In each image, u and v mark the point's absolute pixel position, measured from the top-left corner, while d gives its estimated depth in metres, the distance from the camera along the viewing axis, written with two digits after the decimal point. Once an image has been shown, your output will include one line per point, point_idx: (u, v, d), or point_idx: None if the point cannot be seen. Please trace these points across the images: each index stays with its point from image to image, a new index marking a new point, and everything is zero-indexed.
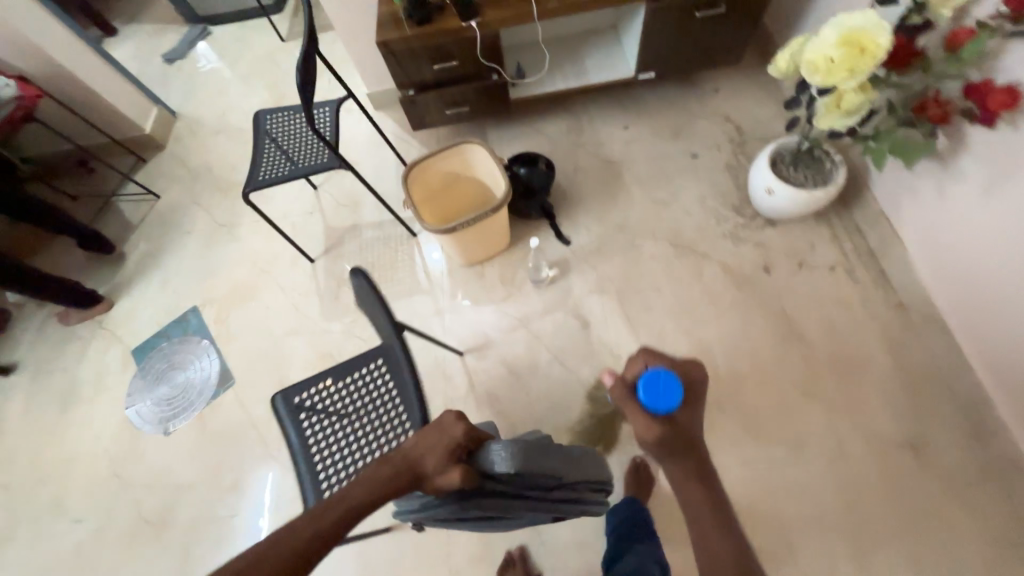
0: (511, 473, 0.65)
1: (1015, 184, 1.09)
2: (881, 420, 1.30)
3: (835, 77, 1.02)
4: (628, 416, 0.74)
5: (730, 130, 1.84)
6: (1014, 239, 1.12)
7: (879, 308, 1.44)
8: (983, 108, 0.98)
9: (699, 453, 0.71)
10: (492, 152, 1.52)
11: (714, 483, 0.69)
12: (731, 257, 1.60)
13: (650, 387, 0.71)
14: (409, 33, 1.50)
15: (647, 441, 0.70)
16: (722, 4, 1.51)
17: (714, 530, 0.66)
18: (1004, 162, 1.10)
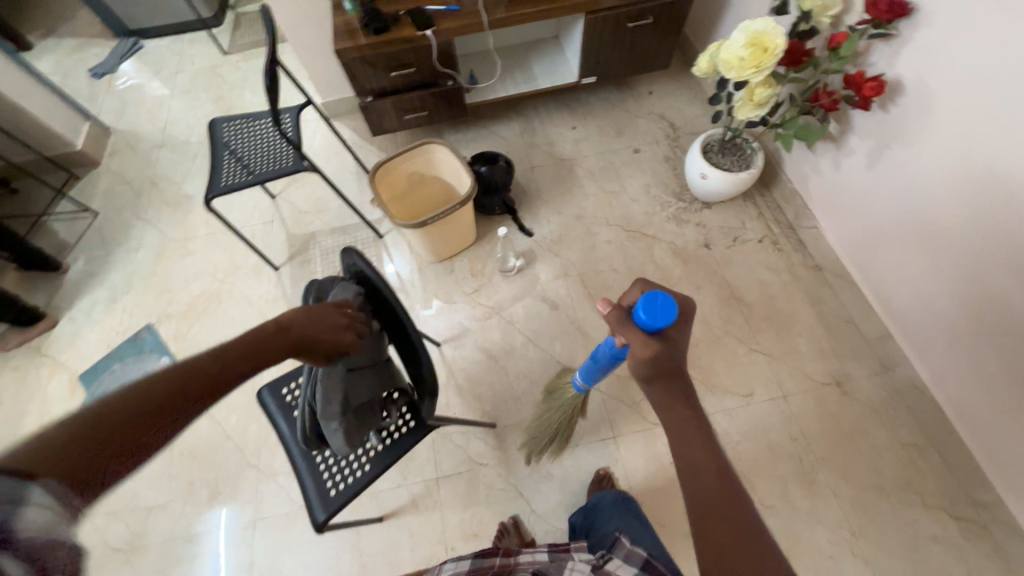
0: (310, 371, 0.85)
1: (890, 156, 1.34)
2: (810, 365, 1.51)
3: (747, 72, 1.21)
4: (624, 335, 0.79)
5: (666, 126, 2.05)
6: (895, 201, 1.36)
7: (801, 271, 1.68)
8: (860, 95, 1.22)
9: (683, 374, 0.77)
10: (455, 151, 1.61)
11: (695, 402, 0.75)
12: (676, 237, 1.78)
13: (648, 308, 0.74)
14: (366, 41, 1.56)
15: (640, 356, 0.76)
16: (649, 15, 1.71)
17: (689, 428, 0.72)
18: (880, 139, 1.35)
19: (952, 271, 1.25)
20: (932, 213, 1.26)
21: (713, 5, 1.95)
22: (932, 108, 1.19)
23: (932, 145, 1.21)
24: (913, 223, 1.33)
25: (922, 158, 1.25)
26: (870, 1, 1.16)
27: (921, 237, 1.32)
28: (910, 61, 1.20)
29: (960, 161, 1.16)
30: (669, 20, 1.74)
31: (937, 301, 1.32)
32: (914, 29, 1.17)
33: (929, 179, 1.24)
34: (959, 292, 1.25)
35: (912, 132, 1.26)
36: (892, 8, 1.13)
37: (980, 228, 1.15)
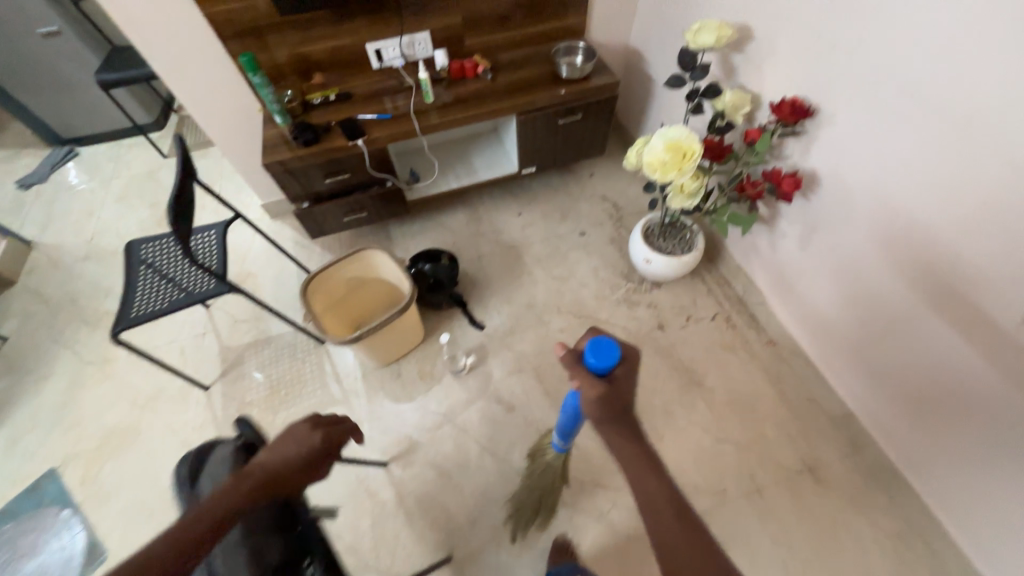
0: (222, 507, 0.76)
1: (820, 239, 1.37)
2: (780, 452, 1.44)
3: (670, 173, 1.22)
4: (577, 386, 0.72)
5: (609, 207, 2.09)
6: (833, 281, 1.38)
7: (757, 348, 1.65)
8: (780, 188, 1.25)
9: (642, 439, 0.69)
10: (393, 255, 1.55)
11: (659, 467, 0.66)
12: (630, 321, 1.75)
13: (595, 352, 0.70)
14: (296, 154, 1.55)
15: (590, 403, 0.69)
16: (578, 111, 1.78)
17: (662, 499, 0.64)
18: (809, 223, 1.39)
19: (898, 351, 1.24)
20: (869, 295, 1.27)
21: (640, 95, 2.07)
22: (849, 197, 1.23)
23: (857, 229, 1.24)
24: (855, 301, 1.33)
25: (849, 242, 1.28)
26: (775, 105, 1.22)
27: (863, 316, 1.32)
28: (822, 155, 1.26)
29: (884, 247, 1.18)
30: (598, 114, 1.82)
31: (889, 380, 1.30)
32: (819, 127, 1.24)
33: (860, 262, 1.27)
34: (909, 372, 1.23)
35: (835, 218, 1.29)
36: (794, 111, 1.19)
37: (915, 311, 1.15)
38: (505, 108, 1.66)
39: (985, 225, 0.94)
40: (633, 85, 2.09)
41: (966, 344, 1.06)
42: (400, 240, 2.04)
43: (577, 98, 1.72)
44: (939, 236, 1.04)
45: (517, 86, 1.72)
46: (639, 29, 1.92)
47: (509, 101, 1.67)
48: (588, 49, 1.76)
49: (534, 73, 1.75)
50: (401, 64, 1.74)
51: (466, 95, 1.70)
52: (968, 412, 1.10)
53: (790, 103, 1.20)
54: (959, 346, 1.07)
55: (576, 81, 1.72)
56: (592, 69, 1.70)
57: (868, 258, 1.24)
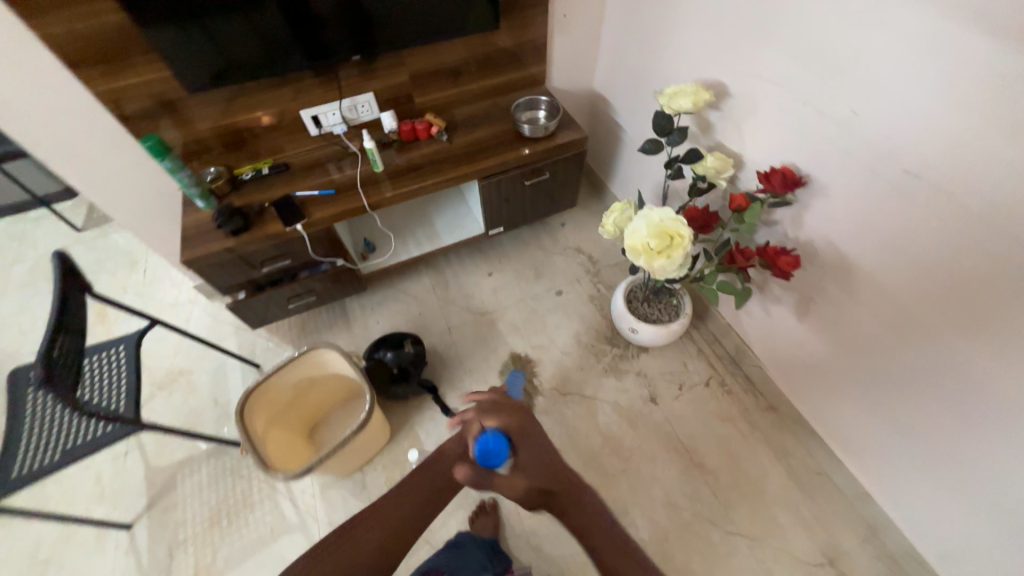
0: None
1: (822, 313, 1.24)
2: (795, 544, 1.31)
3: (656, 261, 1.06)
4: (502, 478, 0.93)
5: (586, 261, 1.94)
6: (834, 357, 1.26)
7: (756, 417, 1.53)
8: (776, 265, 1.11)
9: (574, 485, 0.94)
10: (346, 355, 1.34)
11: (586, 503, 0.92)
12: (619, 394, 1.59)
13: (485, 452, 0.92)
14: (221, 245, 1.32)
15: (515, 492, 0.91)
16: (546, 170, 1.63)
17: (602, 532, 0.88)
18: (807, 295, 1.26)
19: (916, 443, 1.12)
20: (878, 380, 1.15)
21: (608, 141, 1.95)
22: (853, 277, 1.10)
23: (860, 309, 1.13)
24: (861, 381, 1.21)
25: (854, 323, 1.15)
26: (763, 173, 1.10)
27: (872, 400, 1.19)
28: (816, 227, 1.14)
29: (895, 337, 1.06)
30: (567, 170, 1.68)
31: (910, 470, 1.17)
32: (815, 200, 1.11)
33: (865, 346, 1.15)
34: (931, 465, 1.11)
35: (834, 293, 1.18)
36: (786, 183, 1.07)
37: (934, 407, 1.04)
38: (464, 175, 1.49)
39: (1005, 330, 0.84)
40: (600, 131, 1.96)
41: (989, 449, 0.95)
42: (359, 316, 1.83)
43: (543, 157, 1.57)
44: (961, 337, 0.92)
45: (477, 147, 1.55)
46: (602, 74, 1.80)
47: (468, 166, 1.51)
48: (551, 103, 1.62)
49: (494, 131, 1.60)
50: (342, 129, 1.54)
51: (420, 161, 1.52)
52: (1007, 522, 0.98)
53: (781, 173, 1.08)
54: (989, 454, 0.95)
55: (540, 139, 1.57)
56: (556, 126, 1.56)
57: (875, 343, 1.12)
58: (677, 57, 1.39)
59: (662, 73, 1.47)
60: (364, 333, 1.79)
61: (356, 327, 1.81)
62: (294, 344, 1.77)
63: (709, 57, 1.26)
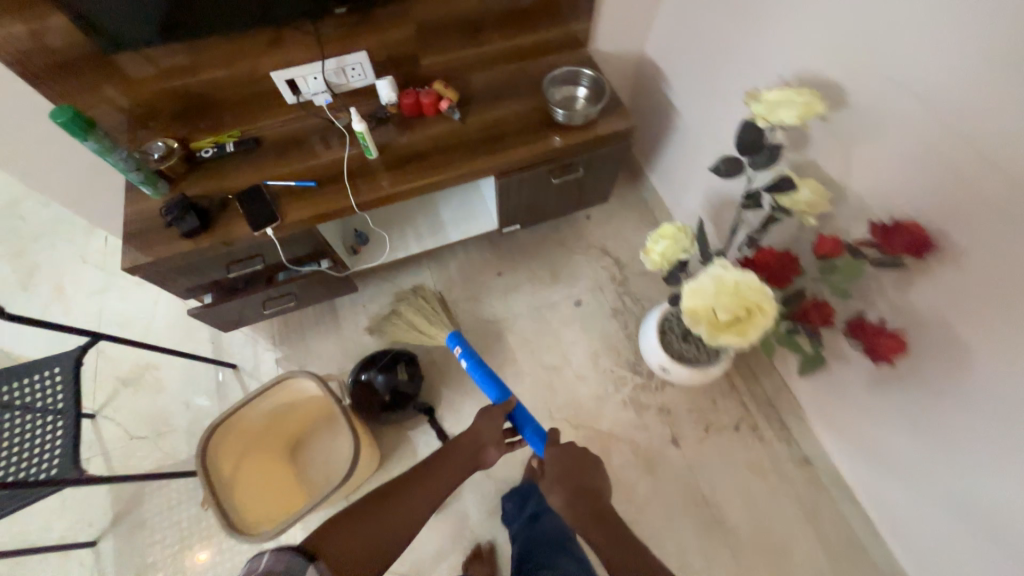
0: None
1: (910, 401, 1.01)
2: None
3: (723, 337, 0.81)
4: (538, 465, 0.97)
5: (612, 265, 1.68)
6: (913, 449, 1.05)
7: (789, 470, 1.36)
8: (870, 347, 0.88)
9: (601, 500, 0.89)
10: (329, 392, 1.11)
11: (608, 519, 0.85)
12: (637, 431, 1.42)
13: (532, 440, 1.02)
14: (174, 247, 1.06)
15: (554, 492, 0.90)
16: (579, 165, 1.32)
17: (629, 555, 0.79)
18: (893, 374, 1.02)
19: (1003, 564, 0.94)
20: (974, 494, 0.94)
21: (654, 122, 1.60)
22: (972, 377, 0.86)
23: (963, 404, 0.90)
24: (935, 474, 1.02)
25: (959, 426, 0.92)
26: (880, 227, 0.83)
27: (956, 508, 1.00)
28: (930, 298, 0.88)
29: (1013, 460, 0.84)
30: (604, 165, 1.37)
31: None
32: (937, 272, 0.85)
33: (969, 457, 0.93)
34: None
35: (931, 376, 0.94)
36: (910, 247, 0.80)
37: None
38: (480, 170, 1.20)
39: None
40: (645, 107, 1.61)
41: None
42: (350, 313, 1.61)
43: (577, 149, 1.27)
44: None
45: (496, 132, 1.24)
46: (658, 37, 1.42)
47: (485, 159, 1.20)
48: (593, 76, 1.27)
49: (518, 110, 1.27)
50: (326, 100, 1.21)
51: (425, 148, 1.22)
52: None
53: (905, 231, 0.81)
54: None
55: (576, 126, 1.25)
56: (598, 111, 1.23)
57: (984, 458, 0.90)
58: (772, 33, 1.03)
59: (747, 51, 1.12)
60: (355, 335, 1.58)
61: (345, 327, 1.60)
62: (275, 342, 1.57)
63: (817, 44, 0.94)
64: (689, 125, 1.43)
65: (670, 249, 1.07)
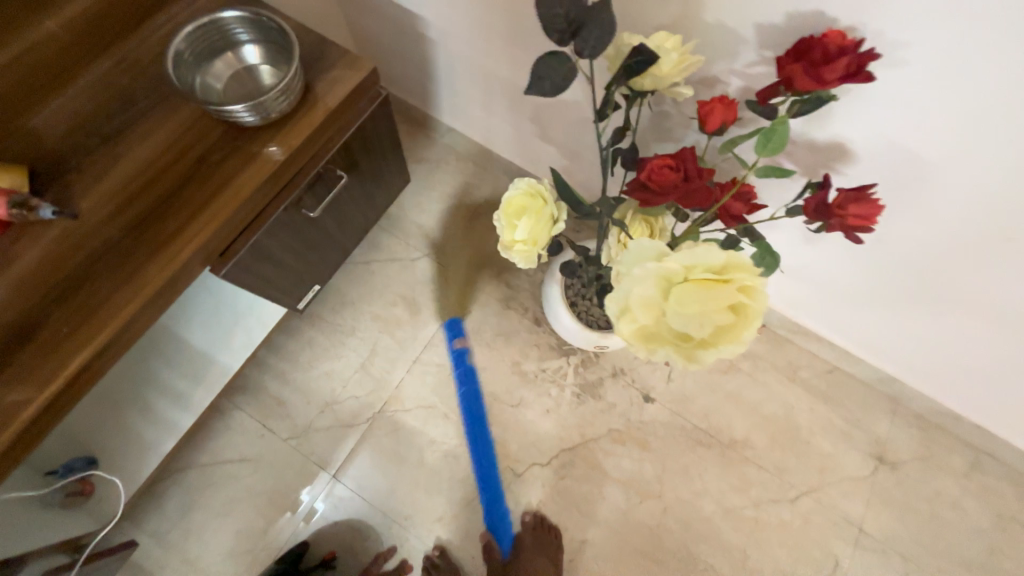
0: (656, 185, 0.64)
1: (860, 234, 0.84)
2: (845, 464, 1.16)
3: (694, 354, 0.46)
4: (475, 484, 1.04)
5: (468, 249, 1.25)
6: (873, 274, 0.91)
7: (754, 347, 1.23)
8: (728, 212, 0.71)
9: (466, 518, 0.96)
10: None
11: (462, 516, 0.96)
12: (608, 416, 1.15)
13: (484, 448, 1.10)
14: None
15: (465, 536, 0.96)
16: (339, 168, 0.80)
17: None
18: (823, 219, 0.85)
19: (991, 339, 0.89)
20: (955, 287, 0.83)
21: (402, 40, 1.08)
22: (942, 182, 0.68)
23: (924, 223, 0.76)
24: (902, 292, 0.91)
25: (918, 234, 0.78)
26: (707, 107, 0.64)
27: (922, 303, 0.91)
28: (855, 124, 0.67)
29: (997, 242, 0.72)
30: (375, 145, 0.86)
31: (987, 358, 0.94)
32: (874, 83, 0.61)
33: (944, 256, 0.79)
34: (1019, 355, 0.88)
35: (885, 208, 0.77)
36: (721, 118, 0.65)
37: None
38: (168, 282, 0.62)
39: None
40: (378, 23, 1.07)
41: None
42: (168, 550, 1.00)
43: (312, 150, 0.71)
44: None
45: (155, 198, 0.64)
46: None
47: (164, 257, 0.62)
48: (242, 19, 0.66)
49: (169, 138, 0.67)
50: None
51: (32, 305, 0.59)
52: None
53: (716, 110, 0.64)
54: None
55: (285, 115, 0.69)
56: (300, 71, 0.67)
57: (978, 247, 0.74)
58: None
59: None
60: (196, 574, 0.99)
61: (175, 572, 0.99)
62: None
63: None
64: (445, 28, 0.98)
65: (535, 230, 0.70)
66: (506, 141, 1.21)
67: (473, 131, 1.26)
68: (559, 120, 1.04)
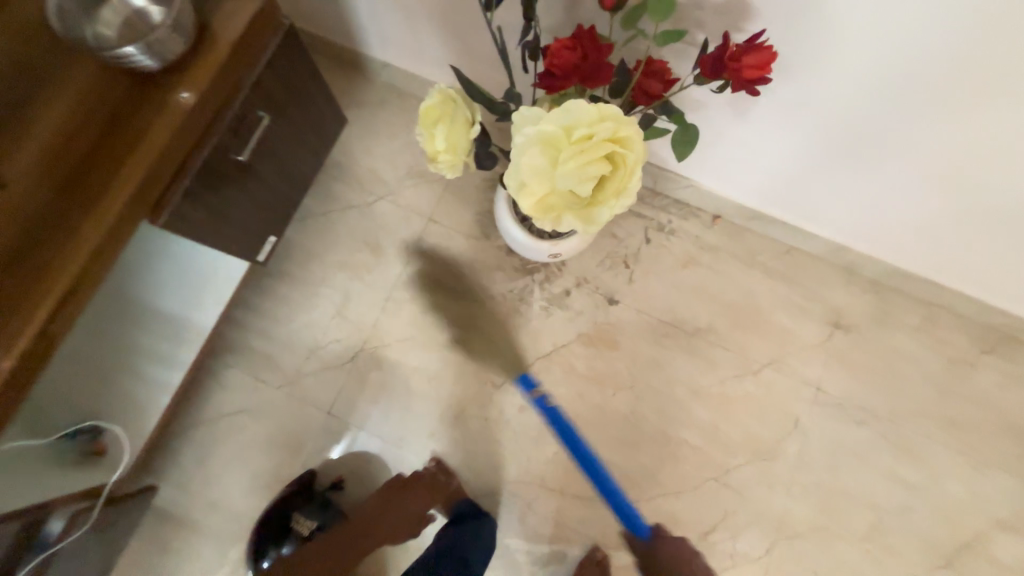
0: (558, 73, 0.65)
1: (787, 93, 0.85)
2: (803, 334, 1.23)
3: (588, 211, 0.51)
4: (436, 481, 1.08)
5: (421, 186, 1.26)
6: (806, 137, 0.93)
7: (710, 240, 1.27)
8: (644, 91, 0.72)
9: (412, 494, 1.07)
10: None
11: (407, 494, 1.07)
12: (577, 323, 1.21)
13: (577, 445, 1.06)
14: None
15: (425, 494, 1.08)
16: (258, 108, 0.80)
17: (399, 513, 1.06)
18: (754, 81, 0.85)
19: (924, 183, 0.92)
20: (887, 133, 0.85)
21: None
22: (849, 14, 0.69)
23: (841, 67, 0.77)
24: (835, 151, 0.93)
25: (840, 78, 0.79)
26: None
27: (861, 161, 0.93)
28: None
29: (912, 68, 0.73)
30: (293, 81, 0.85)
31: (927, 207, 0.97)
32: None
33: (868, 99, 0.80)
34: (953, 193, 0.92)
35: (803, 59, 0.78)
36: None
37: (981, 126, 0.76)
38: (108, 235, 0.65)
39: None
40: None
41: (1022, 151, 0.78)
42: (189, 498, 1.10)
43: (222, 88, 0.71)
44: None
45: (76, 156, 0.66)
46: None
47: (96, 210, 0.65)
48: None
49: (74, 95, 0.67)
50: None
51: None
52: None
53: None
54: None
55: (185, 55, 0.69)
56: (187, 4, 0.66)
57: (897, 80, 0.76)
58: None
59: None
60: (217, 512, 1.09)
61: (200, 514, 1.09)
62: None
63: None
64: None
65: (452, 136, 0.71)
66: (439, 67, 1.19)
67: (405, 64, 1.23)
68: (481, 33, 1.01)
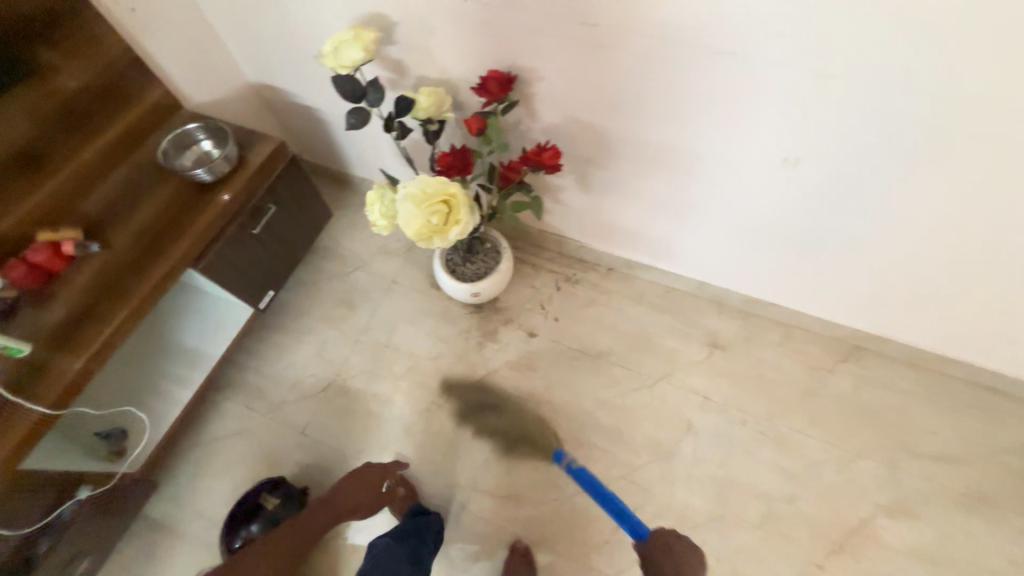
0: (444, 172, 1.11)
1: (610, 175, 1.30)
2: (687, 353, 1.53)
3: (449, 233, 0.92)
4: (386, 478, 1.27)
5: (387, 258, 1.70)
6: (635, 203, 1.37)
7: (607, 284, 1.64)
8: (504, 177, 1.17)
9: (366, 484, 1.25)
10: None
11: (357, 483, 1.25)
12: (505, 352, 1.53)
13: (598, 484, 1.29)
14: None
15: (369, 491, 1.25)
16: (269, 201, 1.27)
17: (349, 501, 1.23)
18: (600, 164, 1.28)
19: (721, 228, 1.32)
20: (678, 196, 1.28)
21: (311, 126, 1.61)
22: (614, 130, 1.17)
23: (629, 159, 1.23)
24: (657, 211, 1.36)
25: (633, 165, 1.25)
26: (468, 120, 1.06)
27: (675, 216, 1.35)
28: (556, 111, 1.17)
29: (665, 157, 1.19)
30: (295, 186, 1.34)
31: (734, 245, 1.36)
32: (548, 87, 1.12)
33: (654, 176, 1.25)
34: (742, 234, 1.31)
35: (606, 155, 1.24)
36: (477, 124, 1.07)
37: (722, 187, 1.19)
38: (166, 273, 1.07)
39: (729, 116, 1.02)
40: (296, 118, 1.61)
41: (756, 200, 1.19)
42: (180, 508, 1.32)
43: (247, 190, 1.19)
44: (765, 109, 0.98)
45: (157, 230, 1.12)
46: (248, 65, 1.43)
47: (162, 259, 1.08)
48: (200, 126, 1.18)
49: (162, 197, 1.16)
50: None
51: (91, 297, 1.04)
52: (828, 236, 1.20)
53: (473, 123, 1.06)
54: (784, 190, 1.13)
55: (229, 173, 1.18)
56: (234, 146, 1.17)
57: (663, 164, 1.21)
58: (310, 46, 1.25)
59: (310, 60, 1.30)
60: (202, 520, 1.31)
61: (187, 522, 1.30)
62: None
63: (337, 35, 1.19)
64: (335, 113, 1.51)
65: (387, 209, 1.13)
66: None
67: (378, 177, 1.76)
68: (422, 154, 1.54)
